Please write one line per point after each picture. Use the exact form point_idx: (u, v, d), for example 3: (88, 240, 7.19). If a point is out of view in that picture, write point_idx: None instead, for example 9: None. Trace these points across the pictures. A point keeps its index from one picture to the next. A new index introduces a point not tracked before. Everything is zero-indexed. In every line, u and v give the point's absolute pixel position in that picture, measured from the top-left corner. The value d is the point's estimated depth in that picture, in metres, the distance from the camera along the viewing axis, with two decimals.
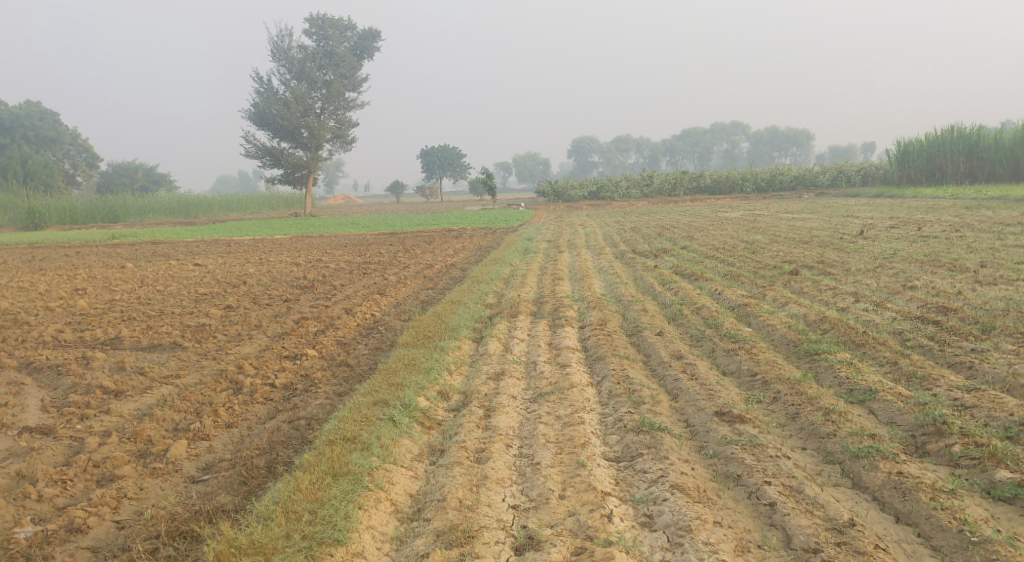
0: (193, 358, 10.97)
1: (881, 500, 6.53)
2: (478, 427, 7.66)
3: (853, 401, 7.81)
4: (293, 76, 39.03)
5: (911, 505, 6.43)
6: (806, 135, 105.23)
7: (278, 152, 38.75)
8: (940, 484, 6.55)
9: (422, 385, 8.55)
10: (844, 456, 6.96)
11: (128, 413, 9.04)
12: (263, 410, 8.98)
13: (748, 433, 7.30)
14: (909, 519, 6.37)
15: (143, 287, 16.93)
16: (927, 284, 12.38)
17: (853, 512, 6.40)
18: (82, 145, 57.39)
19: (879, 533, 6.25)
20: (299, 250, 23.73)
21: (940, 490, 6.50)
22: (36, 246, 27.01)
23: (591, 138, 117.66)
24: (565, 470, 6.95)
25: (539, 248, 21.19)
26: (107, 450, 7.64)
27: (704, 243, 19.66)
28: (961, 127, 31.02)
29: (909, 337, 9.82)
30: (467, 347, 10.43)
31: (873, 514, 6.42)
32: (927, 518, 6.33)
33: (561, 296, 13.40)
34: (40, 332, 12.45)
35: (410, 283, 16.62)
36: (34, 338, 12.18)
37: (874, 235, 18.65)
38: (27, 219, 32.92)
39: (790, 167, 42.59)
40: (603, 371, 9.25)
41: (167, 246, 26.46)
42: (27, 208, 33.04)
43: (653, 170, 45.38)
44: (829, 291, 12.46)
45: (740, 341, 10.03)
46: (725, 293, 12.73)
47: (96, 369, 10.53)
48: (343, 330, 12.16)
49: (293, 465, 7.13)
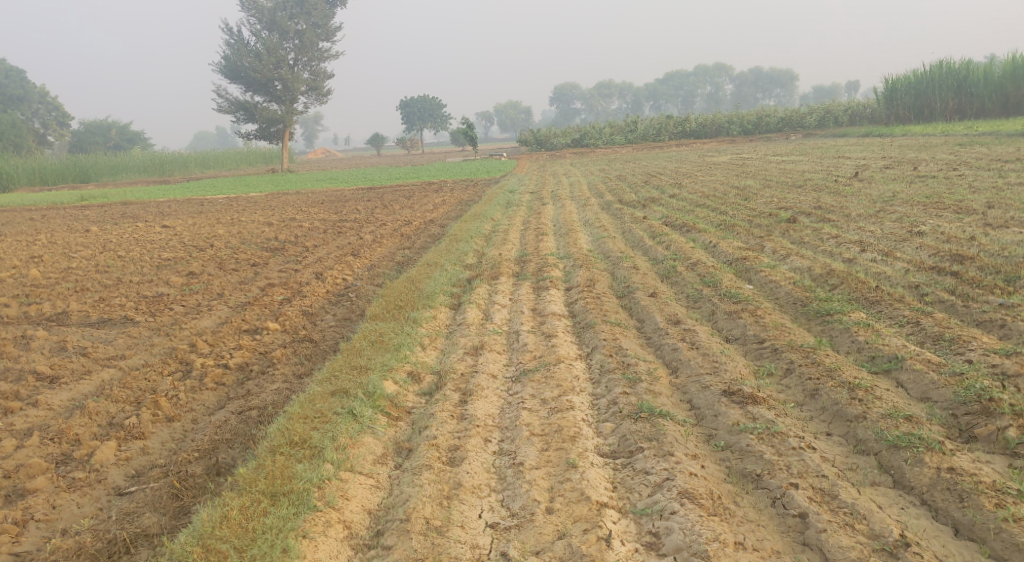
0: (144, 335, 9.86)
1: (934, 507, 5.62)
2: (453, 418, 6.69)
3: (877, 371, 6.92)
4: (264, 26, 37.18)
5: (973, 515, 5.51)
6: (790, 75, 103.51)
7: (252, 106, 37.23)
8: (1004, 485, 5.63)
9: (389, 366, 7.49)
10: (880, 446, 6.05)
11: (59, 405, 7.99)
12: (213, 399, 7.90)
13: (763, 418, 6.37)
14: (971, 533, 5.45)
15: (104, 253, 15.68)
16: (936, 229, 11.35)
17: (902, 525, 5.49)
18: (52, 103, 54.93)
19: (938, 554, 5.33)
20: (273, 209, 22.46)
21: (1004, 492, 5.58)
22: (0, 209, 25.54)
23: (573, 86, 116.15)
24: (554, 474, 6.01)
25: (522, 200, 20.03)
26: (25, 457, 6.69)
27: (693, 190, 18.54)
28: (949, 61, 29.86)
29: (927, 292, 8.82)
30: (443, 316, 9.39)
31: (927, 525, 5.50)
32: (996, 532, 5.40)
33: (545, 253, 12.32)
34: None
35: (386, 243, 15.51)
36: None
37: (870, 177, 17.67)
38: None
39: (776, 108, 41.07)
40: (592, 342, 8.23)
41: (137, 207, 25.17)
42: None
43: (637, 115, 43.94)
44: (832, 240, 11.44)
45: (743, 302, 9.00)
46: (720, 246, 11.69)
47: (34, 352, 9.41)
48: (311, 299, 11.07)
49: (230, 478, 6.14)
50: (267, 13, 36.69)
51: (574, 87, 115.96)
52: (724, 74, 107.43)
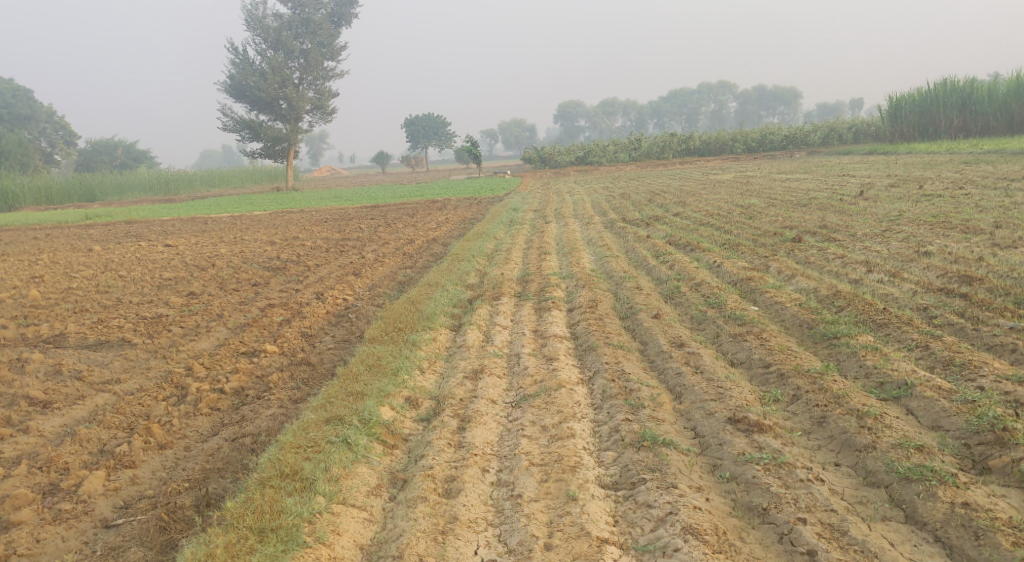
0: (141, 358, 9.69)
1: (947, 544, 5.50)
2: (450, 446, 6.54)
3: (886, 398, 6.75)
4: (269, 46, 37.24)
5: (989, 553, 5.38)
6: (794, 93, 103.57)
7: (257, 125, 37.26)
8: (1020, 522, 5.49)
9: (386, 392, 7.32)
10: (890, 478, 5.91)
11: (50, 432, 7.83)
12: (207, 425, 7.74)
13: (770, 448, 6.23)
14: None
15: (105, 273, 15.57)
16: (943, 249, 11.18)
17: None
18: (59, 122, 55.07)
19: None
20: (276, 228, 22.36)
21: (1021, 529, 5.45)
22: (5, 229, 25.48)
23: (578, 104, 116.41)
24: (553, 507, 5.88)
25: (525, 219, 19.89)
26: (11, 488, 6.76)
27: (698, 209, 18.39)
28: (954, 79, 29.73)
29: (935, 315, 8.64)
30: (443, 338, 9.22)
31: None
32: None
33: (547, 273, 12.16)
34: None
35: (387, 262, 15.38)
36: None
37: (875, 195, 17.51)
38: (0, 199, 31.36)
39: (780, 125, 40.94)
40: (595, 365, 8.05)
41: (141, 226, 25.10)
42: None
43: (640, 133, 43.86)
44: (838, 260, 11.27)
45: (748, 324, 8.83)
46: (724, 266, 11.53)
47: (28, 376, 9.22)
48: (310, 320, 10.91)
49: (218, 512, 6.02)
50: (273, 33, 36.74)
51: (578, 105, 116.20)
52: (728, 91, 107.57)
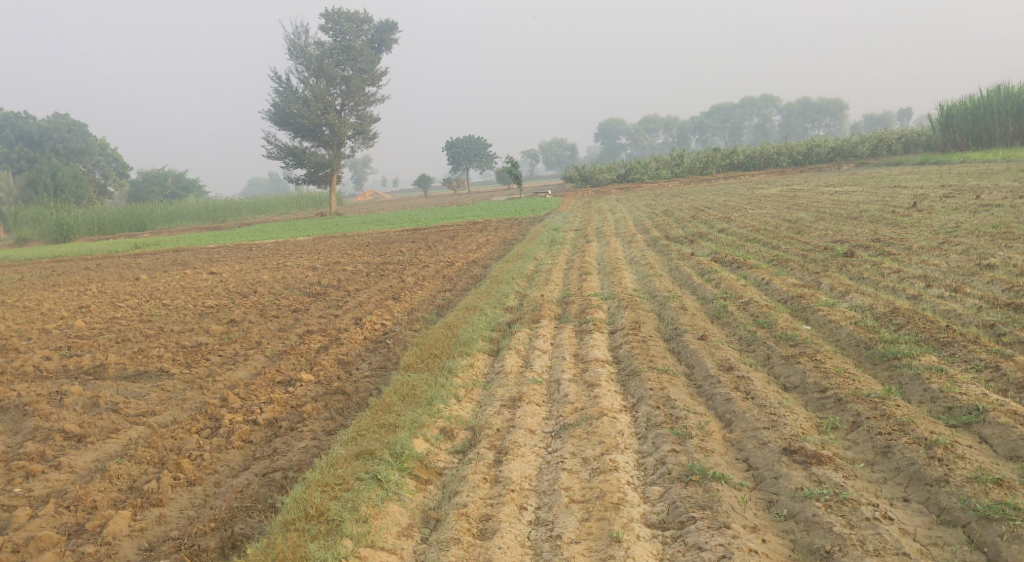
0: (178, 389, 9.44)
1: None
2: (486, 481, 6.24)
3: (956, 425, 6.33)
4: (311, 73, 37.46)
5: None
6: (840, 104, 101.97)
7: (301, 151, 37.46)
8: None
9: (419, 422, 7.00)
10: (967, 516, 5.50)
11: (82, 467, 7.62)
12: (239, 458, 7.48)
13: (830, 481, 5.84)
14: None
15: (149, 302, 15.52)
16: (1006, 261, 10.58)
17: None
18: (111, 155, 56.15)
19: None
20: (318, 253, 22.25)
21: None
22: (58, 259, 25.75)
23: (619, 122, 116.17)
24: (595, 550, 5.57)
25: (566, 238, 19.54)
26: (37, 528, 6.59)
27: (743, 224, 17.85)
28: (1008, 85, 28.82)
29: (1003, 332, 8.09)
30: (481, 364, 8.88)
31: None
32: None
33: (588, 294, 11.79)
34: (23, 361, 10.92)
35: (427, 285, 15.11)
36: (13, 368, 10.71)
37: (930, 206, 16.86)
38: (56, 231, 31.81)
39: (827, 138, 40.07)
40: (638, 392, 7.63)
41: (188, 254, 25.18)
42: (55, 221, 31.94)
43: (682, 149, 43.23)
44: (893, 274, 10.73)
45: (800, 345, 8.36)
46: (773, 283, 11.05)
47: (66, 408, 8.98)
48: (348, 347, 10.64)
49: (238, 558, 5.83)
50: (314, 60, 36.94)
51: (619, 123, 115.95)
52: (772, 105, 106.39)
